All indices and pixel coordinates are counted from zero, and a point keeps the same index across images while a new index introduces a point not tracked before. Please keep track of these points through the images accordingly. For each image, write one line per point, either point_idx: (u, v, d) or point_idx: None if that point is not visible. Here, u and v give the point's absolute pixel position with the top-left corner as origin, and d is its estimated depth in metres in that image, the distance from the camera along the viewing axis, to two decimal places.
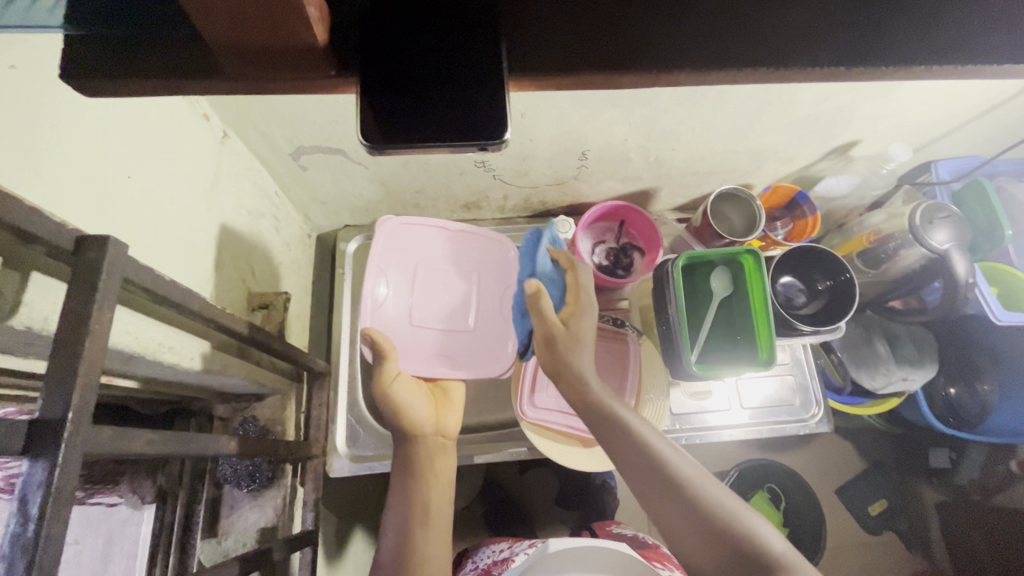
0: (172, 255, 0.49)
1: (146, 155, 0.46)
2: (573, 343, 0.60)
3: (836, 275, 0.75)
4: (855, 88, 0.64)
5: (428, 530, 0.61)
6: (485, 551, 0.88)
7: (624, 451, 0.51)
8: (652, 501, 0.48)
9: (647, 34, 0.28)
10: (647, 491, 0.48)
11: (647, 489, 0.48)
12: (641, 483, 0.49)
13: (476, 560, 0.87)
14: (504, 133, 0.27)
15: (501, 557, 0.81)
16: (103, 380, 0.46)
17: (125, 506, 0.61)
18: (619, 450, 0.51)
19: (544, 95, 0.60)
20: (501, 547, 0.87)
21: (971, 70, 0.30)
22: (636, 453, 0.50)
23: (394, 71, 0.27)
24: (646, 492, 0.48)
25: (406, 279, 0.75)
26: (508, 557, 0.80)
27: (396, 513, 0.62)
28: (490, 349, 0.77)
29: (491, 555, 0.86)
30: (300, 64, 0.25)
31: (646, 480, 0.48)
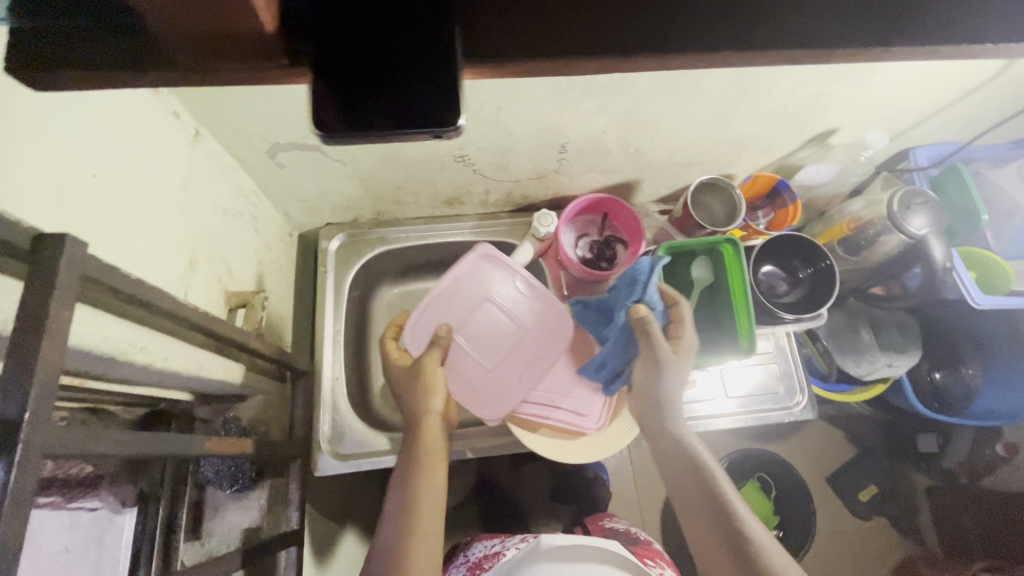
0: (139, 254, 0.48)
1: (110, 152, 0.45)
2: (671, 373, 0.62)
3: (817, 263, 0.75)
4: (831, 75, 0.64)
5: (424, 510, 0.59)
6: (476, 546, 0.88)
7: (693, 491, 0.59)
8: (707, 541, 0.57)
9: (605, 19, 0.27)
10: (704, 530, 0.57)
11: (704, 529, 0.57)
12: (702, 522, 0.57)
13: (467, 554, 0.87)
14: (456, 120, 0.25)
15: (492, 552, 0.82)
16: (64, 379, 0.45)
17: (106, 510, 0.58)
18: (689, 489, 0.60)
19: (519, 86, 0.60)
20: (493, 542, 0.87)
21: (930, 49, 0.30)
22: (705, 497, 0.58)
23: (351, 57, 0.25)
24: (703, 533, 0.57)
25: (464, 304, 0.78)
26: (498, 551, 0.80)
27: (396, 499, 0.61)
28: (504, 393, 0.76)
29: (484, 548, 0.86)
30: (250, 54, 0.24)
31: (707, 522, 0.57)
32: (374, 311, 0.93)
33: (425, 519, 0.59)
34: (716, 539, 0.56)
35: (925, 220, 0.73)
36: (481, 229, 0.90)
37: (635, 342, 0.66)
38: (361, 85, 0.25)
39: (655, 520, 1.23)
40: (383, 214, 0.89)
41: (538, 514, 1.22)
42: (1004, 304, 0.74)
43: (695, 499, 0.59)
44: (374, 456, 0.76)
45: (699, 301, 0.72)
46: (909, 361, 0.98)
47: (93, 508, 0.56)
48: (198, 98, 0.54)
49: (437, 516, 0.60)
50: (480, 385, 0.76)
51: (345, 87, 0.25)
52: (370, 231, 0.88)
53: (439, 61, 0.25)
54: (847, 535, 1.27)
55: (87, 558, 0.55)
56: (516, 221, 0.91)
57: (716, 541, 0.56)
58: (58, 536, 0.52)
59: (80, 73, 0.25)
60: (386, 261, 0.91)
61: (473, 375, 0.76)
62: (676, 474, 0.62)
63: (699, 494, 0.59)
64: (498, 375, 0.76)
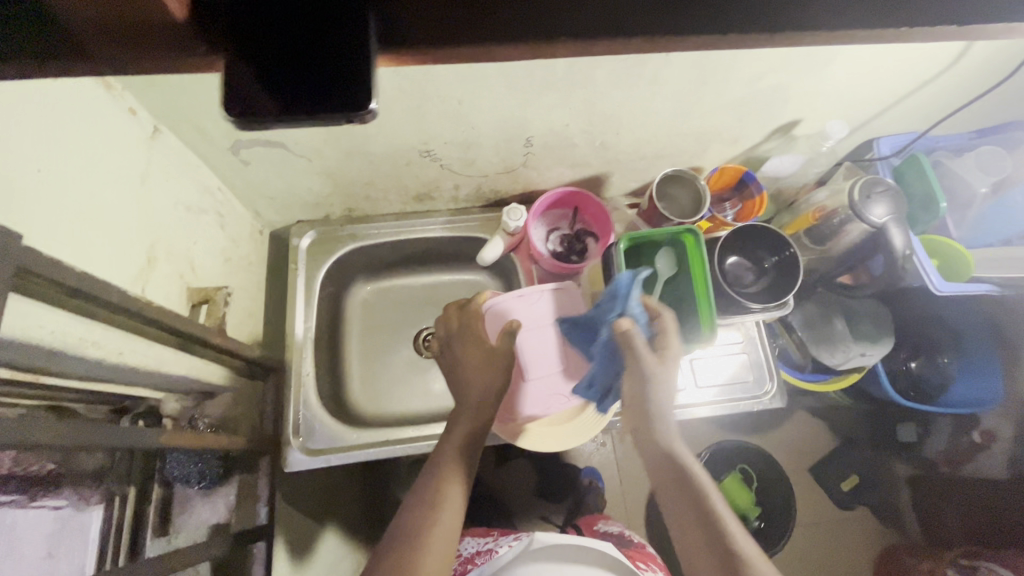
0: (91, 249, 0.48)
1: (59, 147, 0.45)
2: (657, 382, 0.60)
3: (780, 251, 0.76)
4: (787, 66, 0.65)
5: (445, 509, 0.59)
6: (468, 541, 0.89)
7: (682, 500, 0.58)
8: (691, 550, 0.56)
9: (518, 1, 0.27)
10: (691, 539, 0.56)
11: (691, 539, 0.56)
12: (691, 532, 0.56)
13: (459, 549, 0.87)
14: (369, 102, 0.26)
15: (484, 548, 0.82)
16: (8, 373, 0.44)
17: (71, 510, 0.57)
18: (679, 499, 0.58)
19: (475, 80, 0.60)
20: (486, 539, 0.87)
21: (843, 33, 0.31)
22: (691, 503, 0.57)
23: (262, 42, 0.26)
24: (693, 542, 0.56)
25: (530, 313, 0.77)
26: (492, 547, 0.80)
27: (412, 503, 0.61)
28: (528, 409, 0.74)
29: (477, 545, 0.86)
30: (168, 43, 0.25)
31: (696, 532, 0.56)
32: (348, 307, 0.93)
33: (446, 517, 0.59)
34: (703, 550, 0.55)
35: (886, 207, 0.73)
36: (453, 225, 0.91)
37: (620, 356, 0.64)
38: (269, 72, 0.26)
39: (639, 513, 1.24)
40: (354, 211, 0.89)
41: (522, 509, 1.23)
42: (964, 291, 0.75)
43: (684, 509, 0.57)
44: (344, 451, 0.76)
45: (664, 293, 0.73)
46: (881, 351, 0.98)
47: (59, 507, 0.56)
48: (153, 94, 0.54)
49: (455, 514, 0.60)
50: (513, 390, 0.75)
51: (258, 75, 0.26)
52: (341, 227, 0.89)
53: (350, 46, 0.26)
54: (829, 526, 1.27)
55: (66, 552, 0.56)
56: (488, 216, 0.91)
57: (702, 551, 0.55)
58: (32, 539, 0.52)
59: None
60: (359, 258, 0.91)
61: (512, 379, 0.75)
62: (662, 482, 0.60)
63: (687, 503, 0.57)
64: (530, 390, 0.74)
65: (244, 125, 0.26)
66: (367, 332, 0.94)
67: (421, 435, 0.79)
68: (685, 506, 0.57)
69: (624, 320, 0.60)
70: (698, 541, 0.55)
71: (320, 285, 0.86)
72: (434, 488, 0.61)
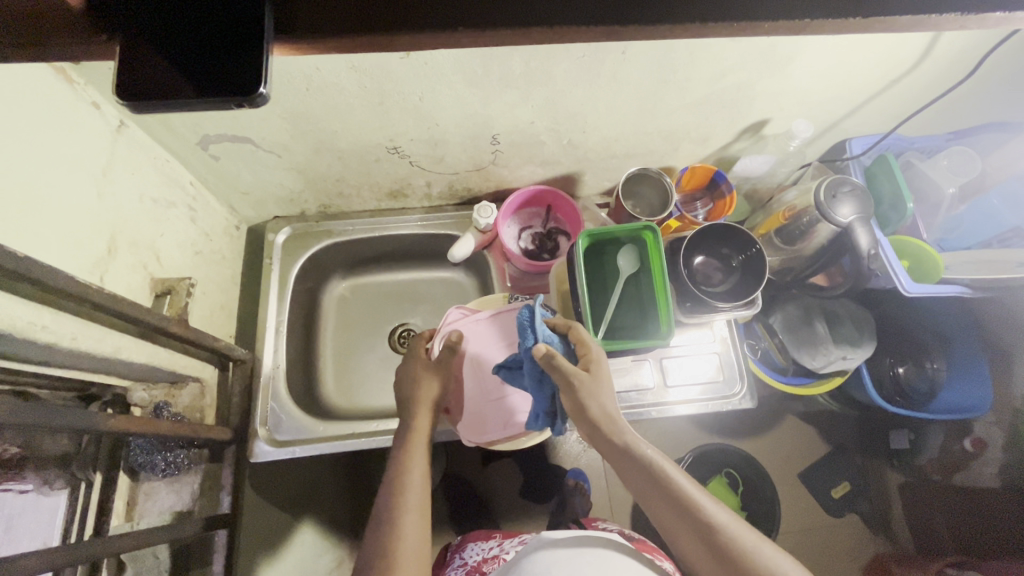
0: (47, 238, 0.50)
1: (15, 140, 0.47)
2: (593, 390, 0.59)
3: (746, 249, 0.76)
4: (747, 65, 0.65)
5: (408, 523, 0.56)
6: (473, 549, 0.88)
7: (656, 500, 0.55)
8: (675, 534, 0.54)
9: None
10: (679, 535, 0.54)
11: (679, 537, 0.54)
12: (675, 526, 0.54)
13: (464, 558, 0.86)
14: (259, 86, 0.27)
15: (491, 555, 0.82)
16: None
17: (35, 492, 0.58)
18: (653, 499, 0.55)
19: (433, 78, 0.62)
20: (490, 544, 0.87)
21: (739, 24, 0.32)
22: (660, 494, 0.55)
23: (160, 30, 0.27)
24: (681, 538, 0.53)
25: (483, 335, 0.78)
26: (498, 554, 0.80)
27: (375, 525, 0.57)
28: (481, 425, 0.77)
29: (481, 551, 0.85)
30: (73, 30, 0.26)
31: (680, 526, 0.53)
32: (325, 302, 0.95)
33: (410, 528, 0.56)
34: (693, 542, 0.52)
35: (853, 208, 0.73)
36: (427, 222, 0.92)
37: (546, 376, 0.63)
38: (170, 60, 0.27)
39: (625, 518, 1.22)
40: (329, 207, 0.90)
41: (506, 510, 1.22)
42: (934, 293, 0.74)
43: (659, 505, 0.55)
44: (310, 443, 0.77)
45: (626, 290, 0.73)
46: (863, 354, 0.97)
47: (23, 491, 0.57)
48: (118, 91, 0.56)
49: (420, 524, 0.57)
50: (465, 410, 0.77)
51: (162, 58, 0.27)
52: (317, 224, 0.90)
53: (241, 38, 0.27)
54: (821, 532, 1.22)
55: (31, 530, 0.57)
56: (462, 214, 0.93)
57: (685, 535, 0.53)
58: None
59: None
60: (336, 254, 0.92)
61: (466, 399, 0.77)
62: (634, 484, 0.57)
63: (662, 501, 0.55)
64: (483, 410, 0.77)
65: (136, 107, 0.27)
66: (343, 327, 0.95)
67: (388, 429, 0.80)
68: (661, 505, 0.55)
69: (540, 344, 0.58)
70: (687, 538, 0.53)
71: (295, 279, 0.88)
72: (392, 510, 0.57)
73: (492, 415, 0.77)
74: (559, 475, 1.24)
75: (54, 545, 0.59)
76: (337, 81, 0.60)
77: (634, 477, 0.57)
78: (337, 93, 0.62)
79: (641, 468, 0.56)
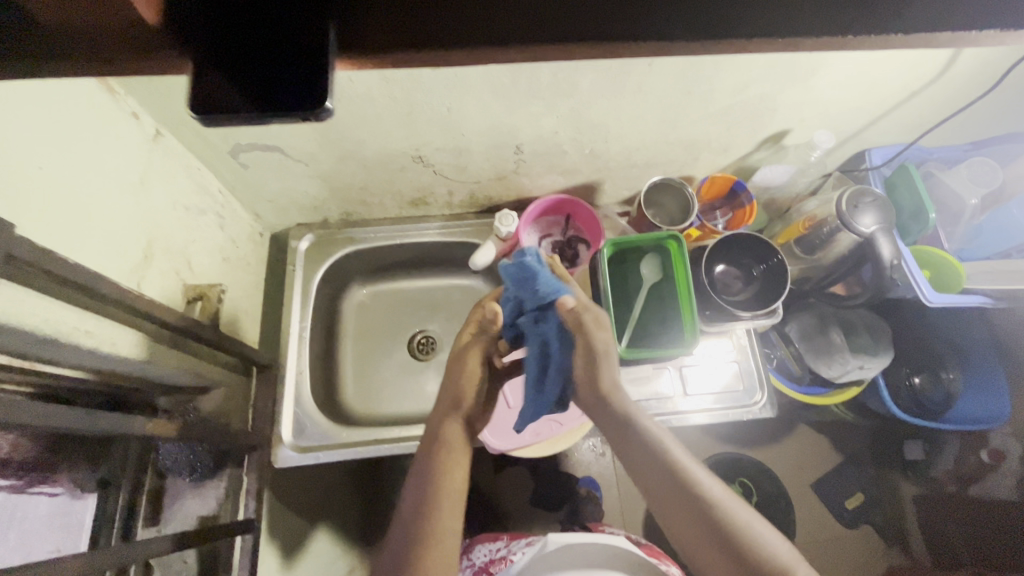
0: (92, 246, 0.51)
1: (61, 150, 0.48)
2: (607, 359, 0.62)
3: (768, 259, 0.77)
4: (771, 77, 0.66)
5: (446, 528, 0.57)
6: (479, 549, 0.89)
7: (654, 476, 0.57)
8: (669, 512, 0.55)
9: (458, 9, 0.29)
10: (687, 534, 0.54)
11: (689, 537, 0.54)
12: (670, 502, 0.55)
13: (472, 559, 0.87)
14: (325, 100, 0.28)
15: (498, 556, 0.83)
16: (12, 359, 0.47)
17: (65, 496, 0.59)
18: (651, 475, 0.57)
19: (461, 89, 0.63)
20: (496, 546, 0.87)
21: (779, 40, 0.32)
22: (660, 467, 0.57)
23: (236, 52, 0.28)
24: (689, 539, 0.54)
25: None
26: (504, 555, 0.81)
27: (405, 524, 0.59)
28: (504, 432, 0.77)
29: (489, 552, 0.86)
30: (143, 43, 0.27)
31: (677, 504, 0.55)
32: (344, 309, 0.96)
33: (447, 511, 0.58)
34: (687, 520, 0.54)
35: (874, 218, 0.74)
36: (446, 229, 0.93)
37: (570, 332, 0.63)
38: (243, 83, 0.28)
39: (638, 528, 1.21)
40: (351, 215, 0.91)
41: (518, 518, 1.22)
42: (955, 303, 0.74)
43: (658, 481, 0.57)
44: (333, 449, 0.78)
45: (648, 299, 0.74)
46: (881, 364, 0.96)
47: (53, 494, 0.57)
48: (156, 101, 0.58)
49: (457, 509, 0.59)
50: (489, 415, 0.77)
51: (227, 76, 0.28)
52: (339, 231, 0.91)
53: (307, 60, 0.28)
54: (835, 543, 1.22)
55: (50, 537, 0.56)
56: (482, 222, 0.93)
57: (681, 511, 0.55)
58: (23, 523, 0.53)
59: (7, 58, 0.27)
60: (357, 261, 0.93)
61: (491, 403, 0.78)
62: (647, 479, 0.57)
63: (665, 483, 0.56)
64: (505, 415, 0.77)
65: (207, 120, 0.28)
66: (361, 334, 0.96)
67: (410, 436, 0.80)
68: (675, 503, 0.55)
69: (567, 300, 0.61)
70: (698, 539, 0.53)
71: (317, 285, 0.89)
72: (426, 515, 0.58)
73: (515, 422, 0.78)
74: (571, 483, 1.24)
75: (68, 552, 0.58)
76: (368, 92, 0.62)
77: (636, 453, 0.59)
78: (368, 104, 0.64)
79: (644, 443, 0.59)
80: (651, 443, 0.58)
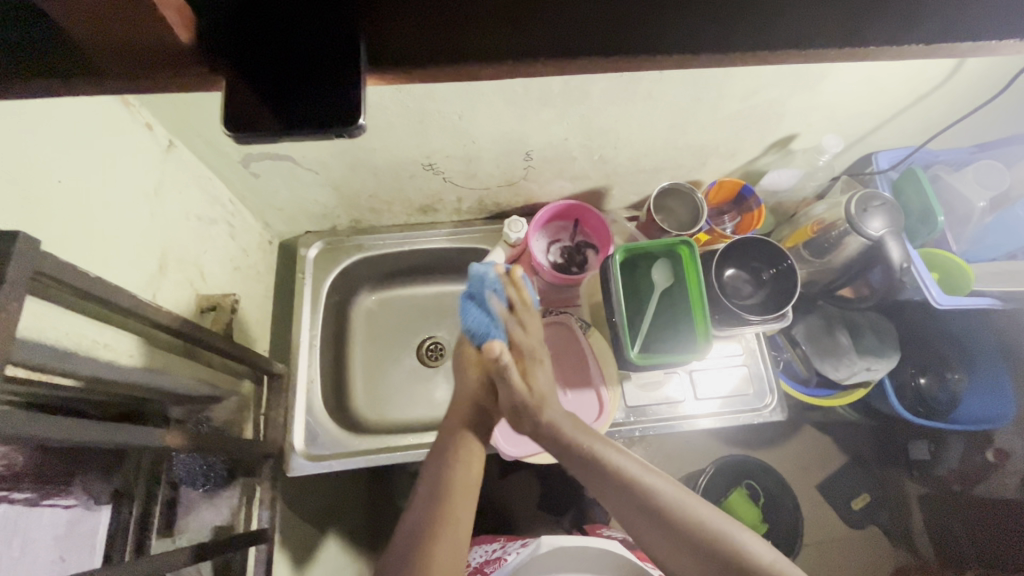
0: (110, 258, 0.51)
1: (79, 161, 0.48)
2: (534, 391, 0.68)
3: (778, 263, 0.76)
4: (780, 83, 0.67)
5: (449, 534, 0.58)
6: (477, 550, 0.90)
7: (609, 489, 0.60)
8: (634, 524, 0.58)
9: (486, 26, 0.30)
10: (655, 543, 0.57)
11: (659, 546, 0.57)
12: (631, 514, 0.58)
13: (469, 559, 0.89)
14: (358, 118, 0.28)
15: (493, 556, 0.84)
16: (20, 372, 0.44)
17: (79, 508, 0.57)
18: (608, 491, 0.60)
19: (473, 97, 0.63)
20: (493, 547, 0.90)
21: (800, 52, 0.32)
22: (613, 482, 0.60)
23: (265, 74, 0.28)
24: (660, 549, 0.56)
25: None
26: (500, 556, 0.82)
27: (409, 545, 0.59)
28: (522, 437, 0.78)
29: (484, 553, 0.88)
30: (175, 63, 0.27)
31: (637, 516, 0.58)
32: (353, 315, 0.96)
33: (459, 509, 0.61)
34: (650, 528, 0.57)
35: (883, 221, 0.74)
36: (455, 235, 0.93)
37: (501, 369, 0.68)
38: (275, 105, 0.29)
39: None
40: (359, 222, 0.91)
41: (525, 521, 1.22)
42: (965, 304, 0.75)
43: (616, 495, 0.59)
44: (345, 458, 0.78)
45: (660, 304, 0.74)
46: (887, 365, 0.96)
47: (68, 506, 0.56)
48: (169, 111, 0.58)
49: (467, 503, 0.62)
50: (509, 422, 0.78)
51: (260, 98, 0.29)
52: (348, 238, 0.91)
53: (342, 79, 0.29)
54: (840, 543, 1.22)
55: (54, 548, 0.54)
56: (490, 228, 0.93)
57: (644, 522, 0.57)
58: (28, 533, 0.51)
59: (31, 77, 0.27)
60: (365, 268, 0.93)
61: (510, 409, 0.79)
62: (613, 503, 0.60)
63: (623, 496, 0.59)
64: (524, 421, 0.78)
65: (241, 139, 0.29)
66: (370, 340, 0.96)
67: (421, 443, 0.80)
68: (637, 515, 0.58)
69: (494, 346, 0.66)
70: (667, 548, 0.56)
71: (327, 293, 0.89)
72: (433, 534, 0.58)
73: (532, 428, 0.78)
74: (578, 487, 1.24)
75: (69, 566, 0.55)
76: (379, 101, 0.62)
77: (590, 471, 0.62)
78: (380, 113, 0.64)
79: (595, 462, 0.61)
80: (599, 461, 0.61)
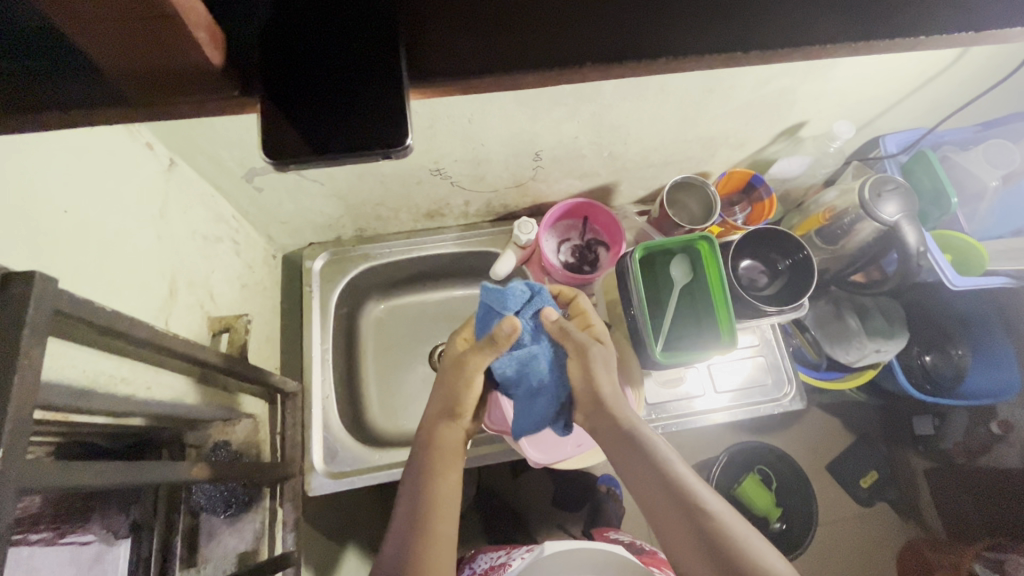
0: (121, 286, 0.49)
1: (85, 185, 0.46)
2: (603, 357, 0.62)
3: (794, 254, 0.76)
4: (792, 71, 0.65)
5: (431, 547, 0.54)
6: (482, 558, 0.87)
7: (641, 470, 0.54)
8: (663, 520, 0.51)
9: (528, 36, 0.28)
10: (682, 547, 0.50)
11: (681, 548, 0.50)
12: (661, 508, 0.52)
13: (474, 565, 0.86)
14: (405, 137, 0.27)
15: (499, 561, 0.82)
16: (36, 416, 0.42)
17: (97, 543, 0.55)
18: (640, 474, 0.54)
19: (484, 100, 0.61)
20: (499, 552, 0.86)
21: (859, 46, 0.30)
22: (649, 463, 0.54)
23: (297, 95, 0.27)
24: (685, 554, 0.50)
25: None
26: (505, 561, 0.80)
27: (409, 504, 0.59)
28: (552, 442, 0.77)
29: (490, 560, 0.85)
30: (202, 84, 0.25)
31: (668, 508, 0.51)
32: (361, 326, 0.94)
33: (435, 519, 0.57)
34: (681, 529, 0.50)
35: (897, 206, 0.73)
36: (462, 240, 0.91)
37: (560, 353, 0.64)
38: (310, 126, 0.27)
39: None
40: (365, 231, 0.89)
41: (540, 520, 1.21)
42: (980, 284, 0.75)
43: (649, 479, 0.53)
44: (367, 474, 0.78)
45: (680, 301, 0.73)
46: (897, 346, 0.95)
47: (84, 541, 0.54)
48: (171, 130, 0.56)
49: (449, 512, 0.58)
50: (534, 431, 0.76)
51: (294, 119, 0.27)
52: (353, 248, 0.89)
53: (385, 94, 0.27)
54: (852, 523, 1.23)
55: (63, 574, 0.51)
56: (498, 230, 0.92)
57: (676, 521, 0.51)
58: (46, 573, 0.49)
59: (50, 113, 0.25)
60: (372, 277, 0.91)
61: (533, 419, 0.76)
62: (642, 489, 0.54)
63: (657, 483, 0.53)
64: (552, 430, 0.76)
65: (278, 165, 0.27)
66: (381, 350, 0.94)
67: None
68: (667, 507, 0.51)
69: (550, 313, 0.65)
70: (693, 554, 0.49)
71: (335, 306, 0.87)
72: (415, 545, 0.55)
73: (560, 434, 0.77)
74: (592, 483, 1.23)
75: None
76: None
77: (625, 452, 0.56)
78: None
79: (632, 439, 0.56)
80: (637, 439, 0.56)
